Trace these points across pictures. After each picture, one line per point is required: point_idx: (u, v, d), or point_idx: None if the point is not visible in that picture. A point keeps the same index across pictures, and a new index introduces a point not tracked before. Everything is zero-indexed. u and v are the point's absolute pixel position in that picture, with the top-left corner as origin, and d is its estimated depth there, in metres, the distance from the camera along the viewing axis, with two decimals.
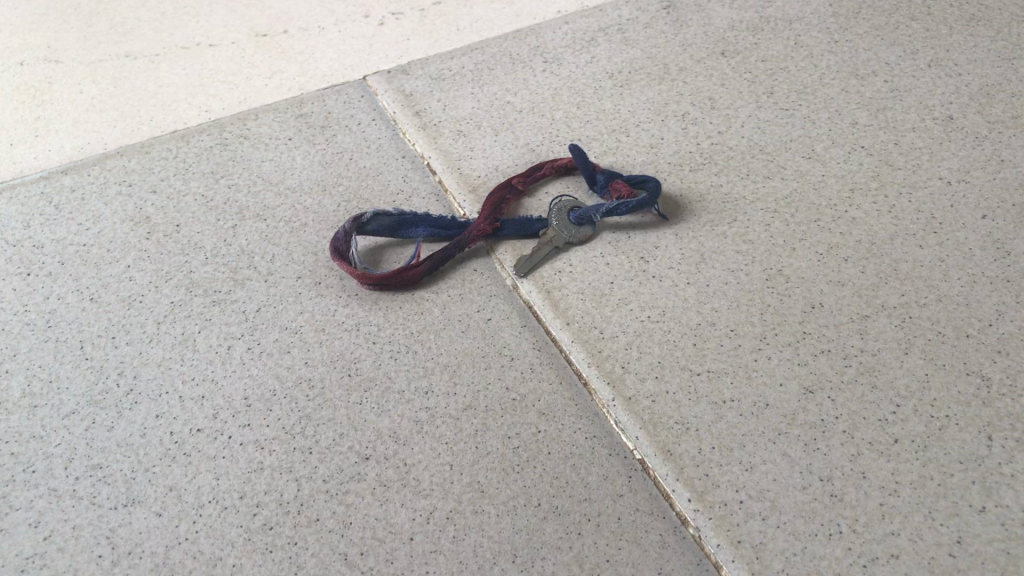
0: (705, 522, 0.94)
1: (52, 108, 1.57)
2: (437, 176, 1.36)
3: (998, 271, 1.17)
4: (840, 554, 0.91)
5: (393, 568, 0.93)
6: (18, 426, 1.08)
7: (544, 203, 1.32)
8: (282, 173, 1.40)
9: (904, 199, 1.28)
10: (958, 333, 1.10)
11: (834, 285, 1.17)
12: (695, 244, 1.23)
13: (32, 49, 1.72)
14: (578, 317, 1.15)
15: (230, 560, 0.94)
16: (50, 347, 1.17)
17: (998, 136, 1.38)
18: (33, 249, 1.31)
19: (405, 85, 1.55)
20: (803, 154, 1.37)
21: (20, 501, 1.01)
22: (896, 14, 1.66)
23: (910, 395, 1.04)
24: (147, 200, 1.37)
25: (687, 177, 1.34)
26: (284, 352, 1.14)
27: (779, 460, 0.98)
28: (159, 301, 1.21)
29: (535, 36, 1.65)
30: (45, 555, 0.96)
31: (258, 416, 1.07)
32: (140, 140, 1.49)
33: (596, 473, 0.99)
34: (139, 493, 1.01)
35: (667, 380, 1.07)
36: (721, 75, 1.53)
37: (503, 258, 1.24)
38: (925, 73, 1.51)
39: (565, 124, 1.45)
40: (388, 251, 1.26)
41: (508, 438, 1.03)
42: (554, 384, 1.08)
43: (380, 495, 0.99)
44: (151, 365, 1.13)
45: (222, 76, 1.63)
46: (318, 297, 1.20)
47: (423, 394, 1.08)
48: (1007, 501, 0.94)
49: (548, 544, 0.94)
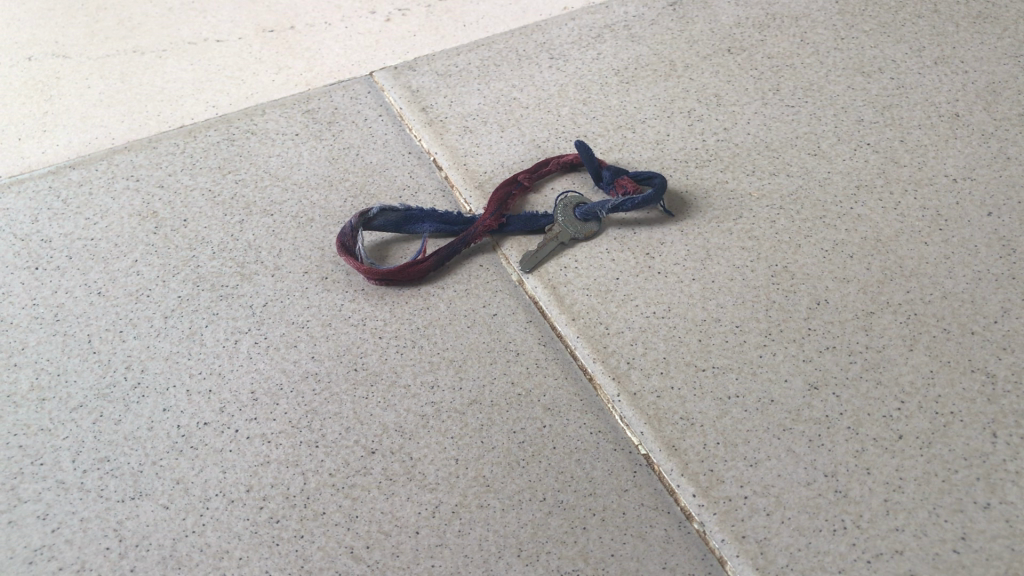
0: (709, 517, 0.94)
1: (61, 103, 1.58)
2: (443, 171, 1.37)
3: (1005, 268, 1.17)
4: (844, 550, 0.91)
5: (399, 562, 0.93)
6: (27, 419, 1.09)
7: (549, 199, 1.32)
8: (289, 168, 1.40)
9: (910, 196, 1.28)
10: (963, 330, 1.10)
11: (839, 281, 1.17)
12: (701, 240, 1.23)
13: (40, 45, 1.73)
14: (583, 313, 1.15)
15: (236, 552, 0.95)
16: (58, 341, 1.18)
17: (1005, 133, 1.38)
18: (39, 243, 1.31)
19: (412, 81, 1.56)
20: (809, 151, 1.37)
21: (28, 494, 1.02)
22: (903, 12, 1.66)
23: (915, 391, 1.04)
24: (155, 195, 1.37)
25: (693, 174, 1.34)
26: (291, 347, 1.14)
27: (784, 455, 0.99)
28: (167, 295, 1.22)
29: (541, 32, 1.66)
30: (52, 547, 0.97)
31: (264, 411, 1.08)
32: (148, 136, 1.50)
33: (601, 468, 1.00)
34: (147, 486, 1.01)
35: (672, 375, 1.07)
36: (727, 72, 1.53)
37: (509, 254, 1.24)
38: (931, 71, 1.51)
39: (570, 120, 1.45)
40: (395, 247, 1.26)
41: (513, 432, 1.04)
42: (560, 379, 1.09)
43: (385, 488, 0.99)
44: (157, 360, 1.14)
45: (229, 71, 1.63)
46: (324, 292, 1.21)
47: (428, 388, 1.09)
48: (1012, 498, 0.94)
49: (553, 538, 0.94)
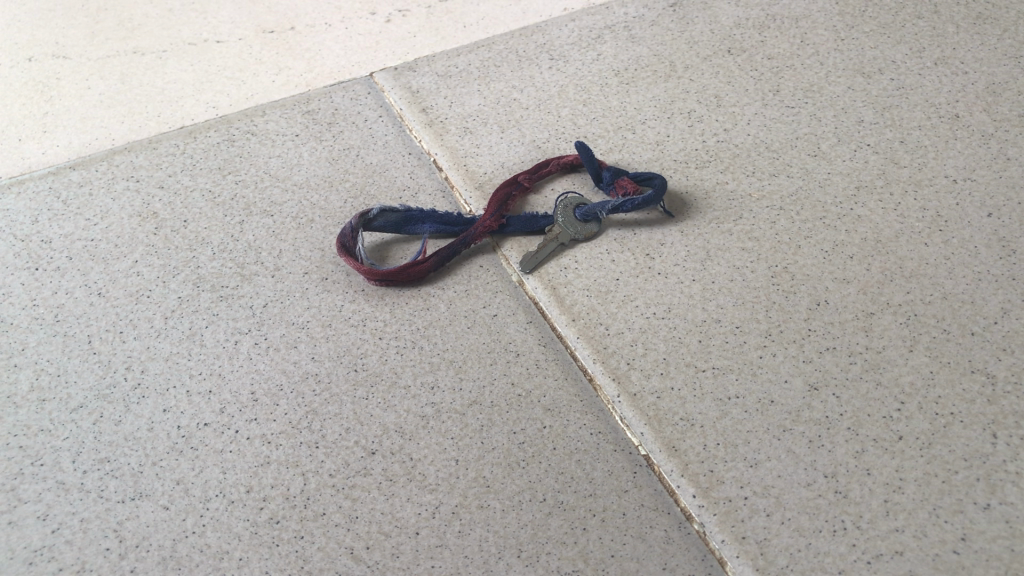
0: (709, 518, 0.94)
1: (61, 103, 1.58)
2: (444, 172, 1.37)
3: (1005, 269, 1.17)
4: (843, 550, 0.91)
5: (399, 563, 0.93)
6: (27, 420, 1.09)
7: (549, 199, 1.32)
8: (289, 169, 1.40)
9: (910, 197, 1.28)
10: (963, 330, 1.10)
11: (839, 282, 1.17)
12: (701, 241, 1.23)
13: (40, 46, 1.73)
14: (583, 313, 1.15)
15: (236, 553, 0.95)
16: (59, 341, 1.18)
17: (1005, 134, 1.38)
18: (40, 243, 1.31)
19: (412, 82, 1.56)
20: (809, 152, 1.37)
21: (28, 494, 1.02)
22: (903, 13, 1.66)
23: (915, 392, 1.04)
24: (155, 196, 1.37)
25: (693, 175, 1.34)
26: (291, 348, 1.14)
27: (784, 456, 0.99)
28: (167, 296, 1.22)
29: (541, 33, 1.66)
30: (52, 547, 0.97)
31: (264, 411, 1.08)
32: (148, 136, 1.50)
33: (601, 469, 1.00)
34: (147, 487, 1.01)
35: (673, 376, 1.07)
36: (727, 73, 1.53)
37: (509, 254, 1.24)
38: (931, 71, 1.51)
39: (570, 120, 1.45)
40: (395, 247, 1.27)
41: (514, 433, 1.04)
42: (560, 380, 1.09)
43: (385, 489, 0.99)
44: (157, 360, 1.14)
45: (229, 72, 1.63)
46: (324, 293, 1.21)
47: (429, 389, 1.09)
48: (1012, 499, 0.94)
49: (553, 539, 0.94)
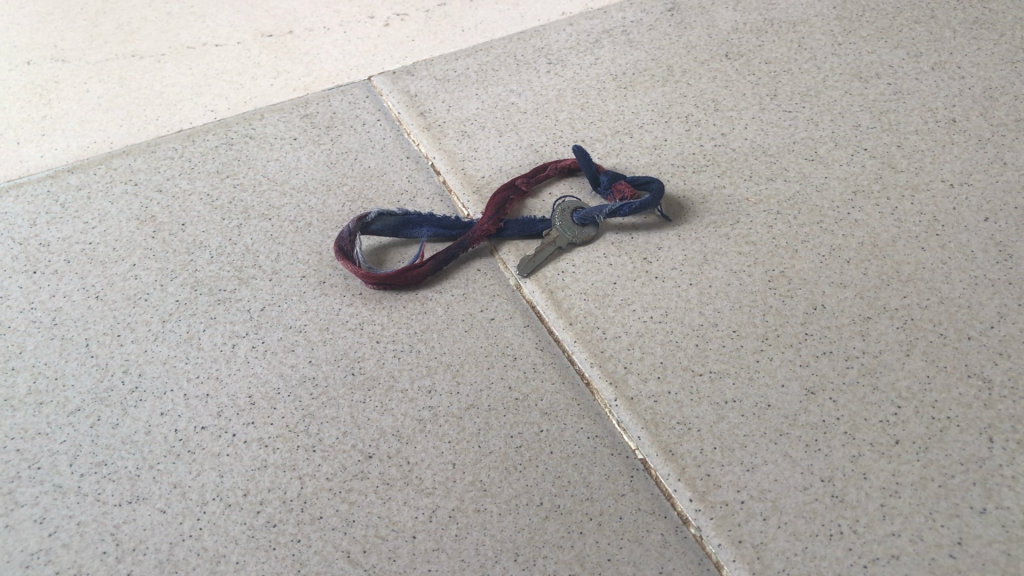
0: (705, 522, 0.94)
1: (59, 107, 1.58)
2: (442, 176, 1.37)
3: (1001, 274, 1.18)
4: (840, 554, 0.91)
5: (396, 566, 0.93)
6: (24, 424, 1.09)
7: (547, 203, 1.32)
8: (287, 172, 1.40)
9: (906, 201, 1.29)
10: (960, 335, 1.11)
11: (836, 286, 1.17)
12: (698, 245, 1.24)
13: (39, 49, 1.73)
14: (580, 317, 1.15)
15: (233, 557, 0.95)
16: (56, 345, 1.18)
17: (1002, 139, 1.38)
18: (38, 246, 1.31)
19: (410, 86, 1.56)
20: (807, 156, 1.37)
21: (25, 497, 1.02)
22: (901, 17, 1.66)
23: (911, 396, 1.04)
24: (153, 200, 1.38)
25: (691, 179, 1.34)
26: (289, 351, 1.14)
27: (781, 460, 0.99)
28: (165, 299, 1.22)
29: (540, 37, 1.66)
30: (49, 551, 0.97)
31: (261, 415, 1.08)
32: (146, 139, 1.50)
33: (599, 473, 1.00)
34: (143, 491, 1.01)
35: (670, 380, 1.07)
36: (725, 77, 1.54)
37: (506, 258, 1.25)
38: (929, 76, 1.52)
39: (568, 124, 1.45)
40: (393, 251, 1.27)
41: (511, 436, 1.04)
42: (557, 384, 1.09)
43: (382, 493, 0.99)
44: (155, 364, 1.14)
45: (228, 76, 1.64)
46: (322, 296, 1.21)
47: (426, 393, 1.09)
48: (1008, 502, 0.94)
49: (550, 543, 0.94)
